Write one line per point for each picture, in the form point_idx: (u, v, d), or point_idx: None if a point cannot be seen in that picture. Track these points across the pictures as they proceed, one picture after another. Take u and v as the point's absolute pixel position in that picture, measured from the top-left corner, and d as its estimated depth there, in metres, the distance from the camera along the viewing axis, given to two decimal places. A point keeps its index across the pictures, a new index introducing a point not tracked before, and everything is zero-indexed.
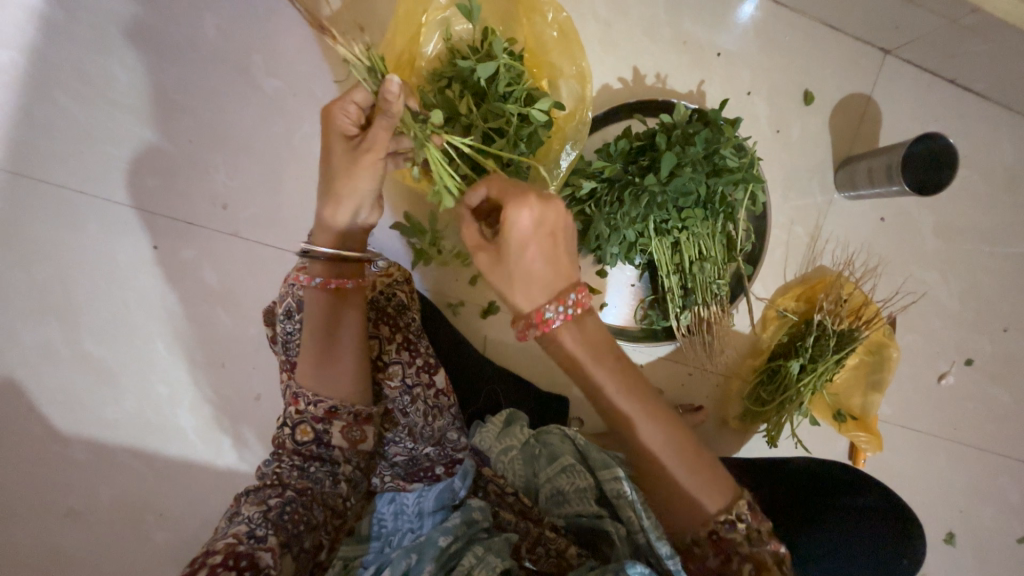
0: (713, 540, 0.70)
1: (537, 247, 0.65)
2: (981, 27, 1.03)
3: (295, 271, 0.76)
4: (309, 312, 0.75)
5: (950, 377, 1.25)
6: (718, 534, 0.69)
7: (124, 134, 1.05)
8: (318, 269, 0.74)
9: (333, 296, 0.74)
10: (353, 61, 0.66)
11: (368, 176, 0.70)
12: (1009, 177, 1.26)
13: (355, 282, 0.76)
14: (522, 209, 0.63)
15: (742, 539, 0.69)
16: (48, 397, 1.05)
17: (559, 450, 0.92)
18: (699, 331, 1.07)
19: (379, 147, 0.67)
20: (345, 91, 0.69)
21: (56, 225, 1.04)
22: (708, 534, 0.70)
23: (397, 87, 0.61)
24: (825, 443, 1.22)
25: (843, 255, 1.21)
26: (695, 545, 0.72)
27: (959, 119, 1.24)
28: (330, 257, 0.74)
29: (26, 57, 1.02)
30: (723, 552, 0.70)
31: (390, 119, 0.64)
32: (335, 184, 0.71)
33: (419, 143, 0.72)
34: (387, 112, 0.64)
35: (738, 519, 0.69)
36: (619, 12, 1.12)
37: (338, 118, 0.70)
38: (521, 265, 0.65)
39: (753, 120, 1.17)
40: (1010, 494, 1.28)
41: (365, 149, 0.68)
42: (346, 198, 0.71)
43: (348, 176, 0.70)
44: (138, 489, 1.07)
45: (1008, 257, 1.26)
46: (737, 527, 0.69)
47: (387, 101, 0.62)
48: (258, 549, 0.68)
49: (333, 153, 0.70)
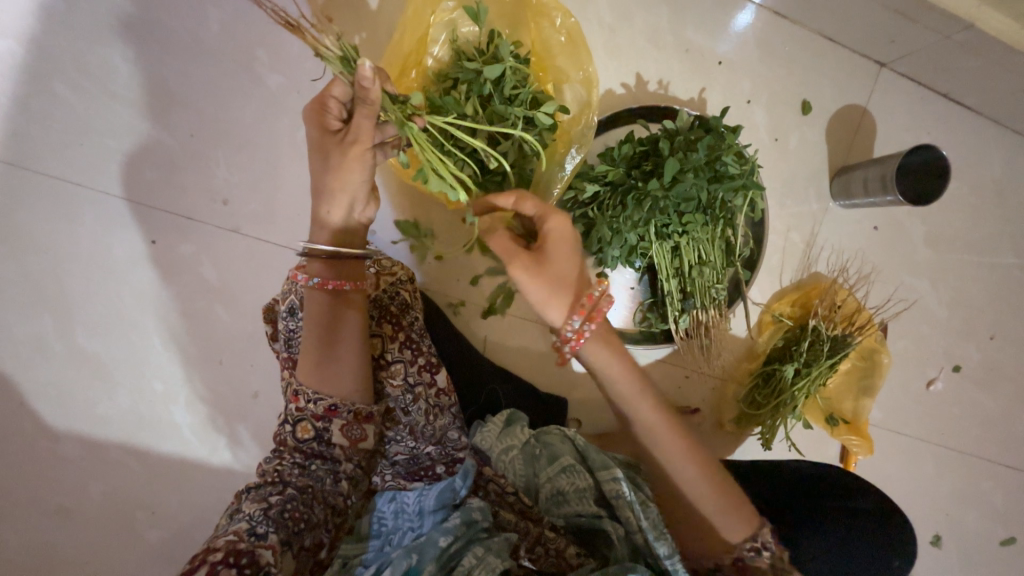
0: (737, 565, 0.77)
1: (569, 256, 0.73)
2: (972, 43, 1.07)
3: (296, 271, 0.76)
4: (310, 312, 0.74)
5: (937, 383, 1.28)
6: (741, 559, 0.76)
7: (123, 127, 1.04)
8: (317, 271, 0.74)
9: (334, 297, 0.74)
10: (325, 53, 0.63)
11: (359, 168, 0.69)
12: (997, 189, 1.29)
13: (355, 284, 0.76)
14: (562, 219, 0.74)
15: (766, 565, 0.76)
16: (40, 392, 1.03)
17: (559, 450, 0.94)
18: (697, 334, 1.08)
19: (365, 137, 0.67)
20: (322, 88, 0.70)
21: (52, 217, 1.03)
22: (732, 559, 0.77)
23: (371, 72, 0.60)
24: (816, 446, 1.24)
25: (837, 262, 1.24)
26: (718, 569, 0.79)
27: (951, 131, 1.27)
28: (329, 255, 0.74)
29: (24, 47, 1.01)
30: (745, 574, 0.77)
31: (370, 107, 0.64)
32: (326, 181, 0.70)
33: (402, 124, 0.68)
34: (366, 101, 0.63)
35: (762, 546, 0.76)
36: (623, 18, 1.13)
37: (320, 117, 0.70)
38: (565, 270, 0.73)
39: (752, 128, 1.19)
40: (994, 498, 1.31)
41: (352, 141, 0.68)
42: (341, 194, 0.71)
43: (339, 169, 0.69)
44: (131, 487, 1.06)
45: (995, 267, 1.30)
46: (761, 553, 0.76)
47: (364, 88, 0.61)
48: (258, 547, 0.67)
49: (323, 151, 0.71)
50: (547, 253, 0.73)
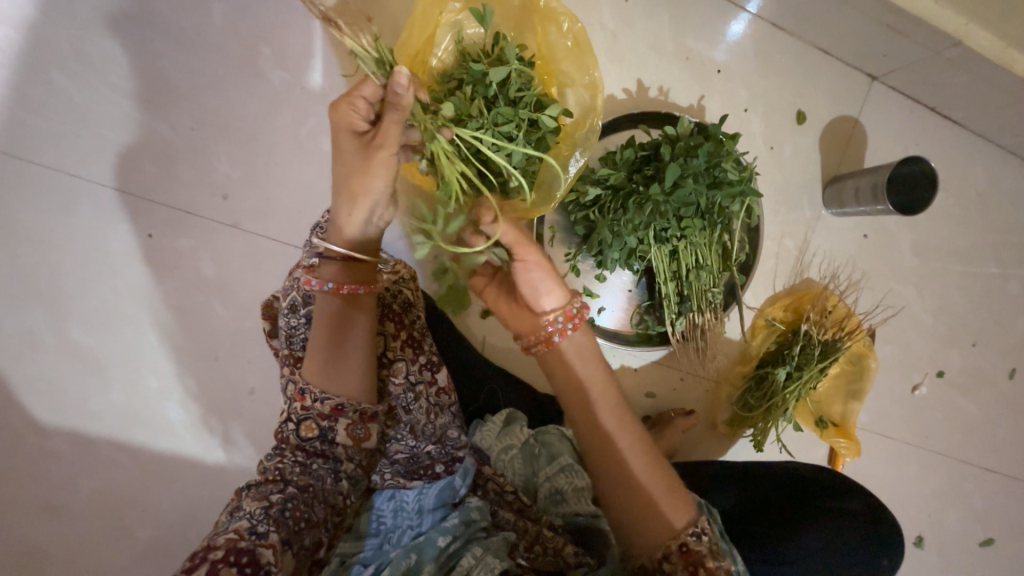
0: (682, 552, 0.72)
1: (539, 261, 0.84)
2: (960, 60, 1.11)
3: (307, 276, 0.75)
4: (321, 314, 0.74)
5: (922, 388, 1.32)
6: (686, 545, 0.72)
7: (121, 118, 1.03)
8: (330, 274, 0.74)
9: (345, 300, 0.74)
10: (361, 53, 0.67)
11: (383, 172, 0.69)
12: (980, 201, 1.34)
13: (368, 288, 0.75)
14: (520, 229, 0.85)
15: (706, 550, 0.72)
16: (29, 386, 1.01)
17: (558, 450, 0.99)
18: (692, 337, 1.10)
19: (392, 142, 0.67)
20: (352, 86, 0.68)
21: (47, 209, 1.01)
22: (677, 546, 0.72)
23: (406, 78, 0.61)
24: (806, 448, 1.27)
25: (829, 269, 1.27)
26: (664, 562, 0.72)
27: (938, 145, 1.31)
28: (343, 258, 0.74)
29: (21, 34, 0.99)
30: (690, 564, 0.71)
31: (400, 112, 0.65)
32: (349, 181, 0.69)
33: (429, 133, 0.73)
34: (397, 106, 0.64)
35: (702, 531, 0.73)
36: (626, 25, 1.15)
37: (348, 115, 0.68)
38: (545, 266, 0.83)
39: (749, 136, 1.22)
40: (974, 500, 1.35)
41: (378, 145, 0.67)
42: (362, 198, 0.70)
43: (363, 168, 0.68)
44: (122, 484, 1.04)
45: (977, 277, 1.34)
46: (702, 537, 0.73)
47: (395, 93, 0.63)
48: (259, 545, 0.67)
49: (343, 150, 0.69)
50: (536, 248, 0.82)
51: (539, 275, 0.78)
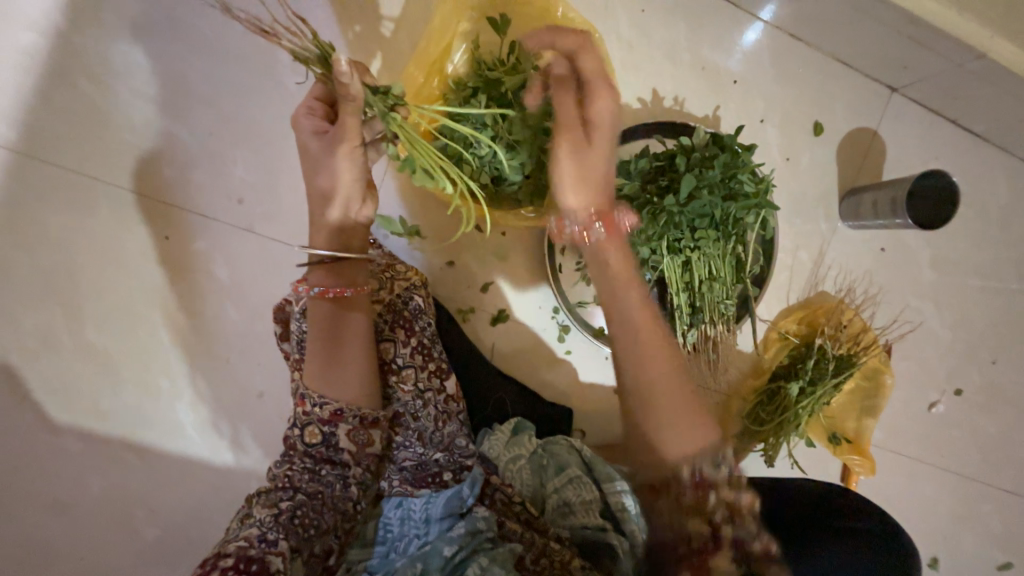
0: (694, 483, 0.69)
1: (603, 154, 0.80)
2: (985, 73, 1.09)
3: (297, 282, 0.76)
4: (314, 319, 0.74)
5: (939, 406, 1.29)
6: (699, 475, 0.69)
7: (142, 123, 1.04)
8: (318, 278, 0.74)
9: (335, 304, 0.74)
10: (301, 53, 0.68)
11: (349, 165, 0.69)
12: (1001, 215, 1.31)
13: (357, 289, 0.75)
14: (602, 104, 0.78)
15: (723, 482, 0.69)
16: (46, 385, 1.02)
17: (567, 460, 0.97)
18: (704, 349, 1.08)
19: (352, 133, 0.67)
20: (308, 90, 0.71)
21: (66, 210, 1.03)
22: (690, 476, 0.69)
23: (346, 66, 0.60)
24: (819, 466, 1.25)
25: (844, 282, 1.25)
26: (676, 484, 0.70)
27: (960, 158, 1.29)
28: (331, 260, 0.73)
29: (47, 40, 1.01)
30: (703, 491, 0.69)
31: (351, 102, 0.64)
32: (320, 178, 0.70)
33: (385, 117, 0.70)
34: (348, 97, 0.63)
35: (719, 462, 0.70)
36: (642, 34, 1.15)
37: (307, 119, 0.69)
38: (595, 164, 0.79)
39: (765, 146, 1.20)
40: (992, 523, 1.32)
41: (340, 139, 0.67)
42: (334, 195, 0.70)
43: (330, 163, 0.69)
44: (132, 483, 1.05)
45: (998, 293, 1.31)
46: (719, 470, 0.69)
47: (342, 83, 0.62)
48: (269, 553, 0.69)
49: (310, 152, 0.70)
50: (596, 138, 0.79)
51: (568, 158, 0.78)
